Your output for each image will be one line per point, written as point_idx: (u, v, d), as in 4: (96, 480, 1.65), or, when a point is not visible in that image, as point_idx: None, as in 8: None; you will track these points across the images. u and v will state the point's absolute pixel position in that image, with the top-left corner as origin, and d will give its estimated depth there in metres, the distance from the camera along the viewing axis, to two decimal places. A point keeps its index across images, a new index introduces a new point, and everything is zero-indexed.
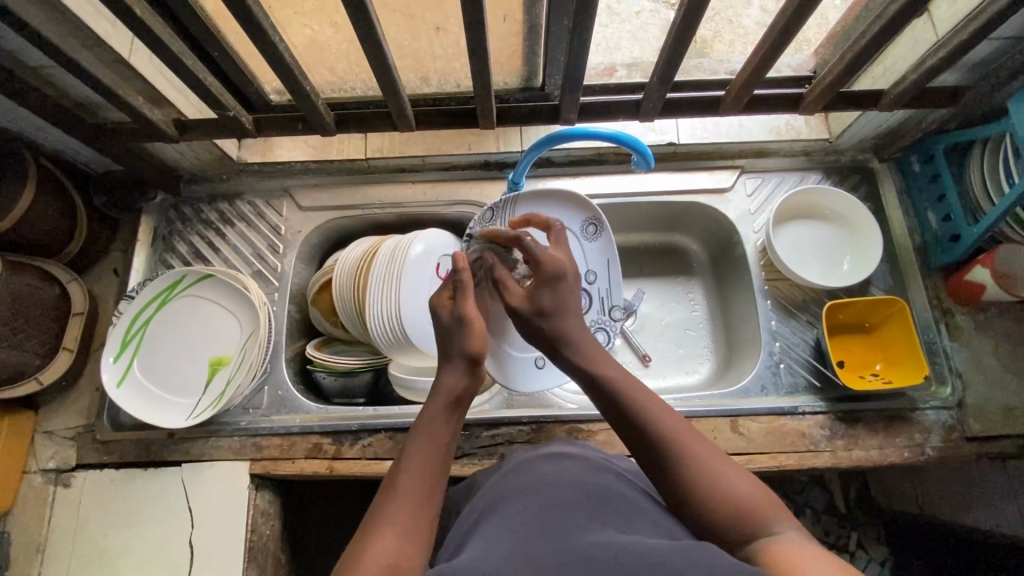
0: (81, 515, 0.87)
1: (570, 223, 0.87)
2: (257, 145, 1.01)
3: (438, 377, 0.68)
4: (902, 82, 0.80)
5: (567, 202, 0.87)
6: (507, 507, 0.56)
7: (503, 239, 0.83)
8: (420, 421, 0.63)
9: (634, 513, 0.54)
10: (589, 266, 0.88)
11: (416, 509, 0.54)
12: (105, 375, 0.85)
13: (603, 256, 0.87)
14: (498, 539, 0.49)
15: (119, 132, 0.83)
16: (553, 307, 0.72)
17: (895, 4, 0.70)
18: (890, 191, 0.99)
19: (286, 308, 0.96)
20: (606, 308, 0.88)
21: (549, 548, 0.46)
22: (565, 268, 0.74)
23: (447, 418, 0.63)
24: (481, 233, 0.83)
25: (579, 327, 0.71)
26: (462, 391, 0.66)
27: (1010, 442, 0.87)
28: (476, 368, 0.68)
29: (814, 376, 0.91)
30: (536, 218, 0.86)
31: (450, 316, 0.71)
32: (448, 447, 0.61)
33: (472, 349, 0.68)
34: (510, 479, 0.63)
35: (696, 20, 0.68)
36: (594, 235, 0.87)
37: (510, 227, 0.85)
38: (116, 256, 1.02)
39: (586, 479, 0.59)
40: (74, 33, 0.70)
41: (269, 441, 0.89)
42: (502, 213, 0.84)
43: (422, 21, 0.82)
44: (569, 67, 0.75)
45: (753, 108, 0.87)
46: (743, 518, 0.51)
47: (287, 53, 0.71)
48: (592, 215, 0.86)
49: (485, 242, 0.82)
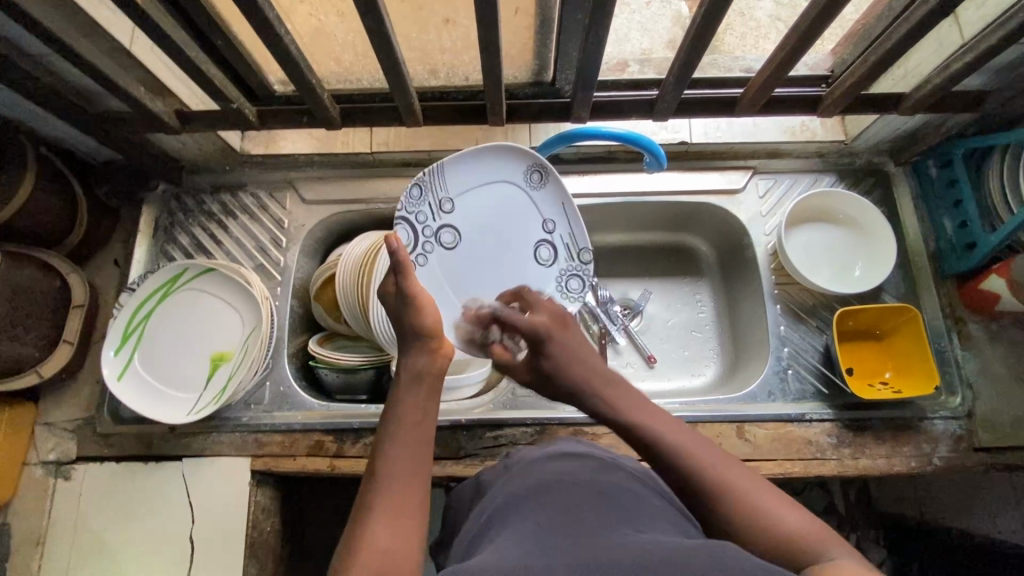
0: (81, 507, 0.87)
1: (514, 175, 0.82)
2: (260, 135, 1.00)
3: (401, 361, 0.65)
4: (925, 87, 0.78)
5: (504, 155, 0.81)
6: (521, 508, 0.55)
7: (439, 216, 0.80)
8: (391, 408, 0.61)
9: (642, 509, 0.53)
10: (546, 214, 0.84)
11: (403, 493, 0.54)
12: (106, 367, 0.85)
13: (557, 201, 0.83)
14: (512, 541, 0.48)
15: (120, 122, 0.81)
16: (558, 367, 0.68)
17: (924, 5, 0.67)
18: (905, 195, 0.97)
19: (288, 303, 0.95)
20: (574, 254, 0.85)
21: (564, 549, 0.45)
22: (546, 327, 0.69)
23: (416, 399, 0.62)
24: (409, 215, 0.78)
25: (584, 371, 0.67)
26: (424, 369, 0.64)
27: (1020, 455, 0.86)
28: (435, 344, 0.65)
29: (822, 383, 0.90)
30: (469, 180, 0.81)
31: (395, 298, 0.66)
32: (421, 426, 0.60)
33: (421, 327, 0.65)
34: (518, 481, 0.61)
35: (715, 19, 0.66)
36: (541, 181, 0.82)
37: (441, 200, 0.80)
38: (117, 246, 1.00)
39: (597, 477, 0.58)
40: (74, 20, 0.68)
41: (270, 437, 0.88)
42: (427, 188, 0.78)
43: (430, 13, 0.79)
44: (584, 64, 0.73)
45: (769, 109, 0.85)
46: (802, 557, 0.48)
47: (292, 45, 0.69)
48: (535, 161, 0.81)
49: (420, 227, 0.79)
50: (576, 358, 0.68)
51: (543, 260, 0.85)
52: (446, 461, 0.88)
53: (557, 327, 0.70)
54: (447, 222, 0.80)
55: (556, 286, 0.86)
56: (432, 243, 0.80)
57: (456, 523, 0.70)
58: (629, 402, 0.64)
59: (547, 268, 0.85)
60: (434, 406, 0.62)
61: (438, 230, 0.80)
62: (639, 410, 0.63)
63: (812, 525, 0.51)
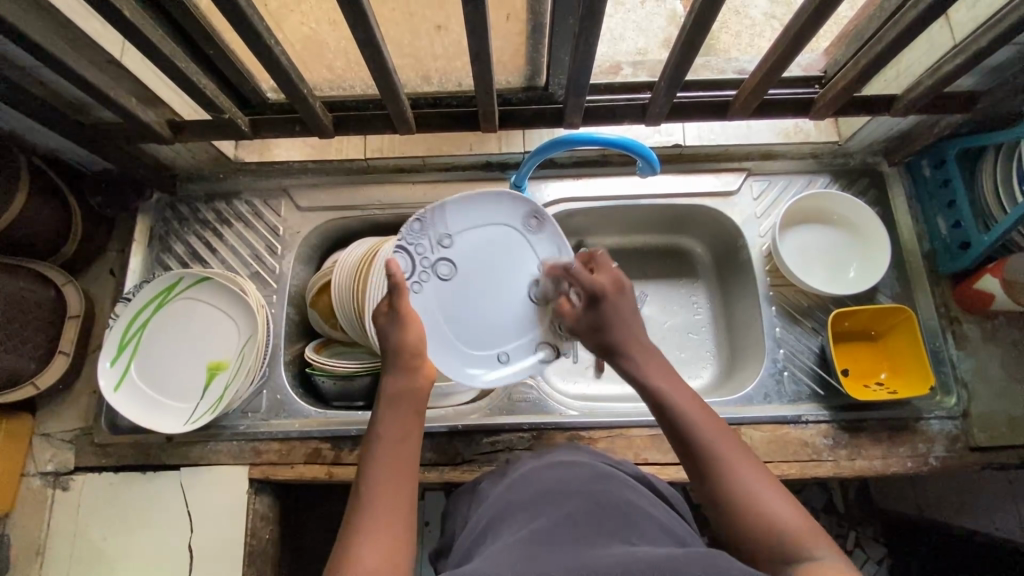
0: (80, 518, 0.87)
1: (511, 219, 0.80)
2: (253, 143, 1.00)
3: (382, 384, 0.66)
4: (917, 88, 0.78)
5: (506, 198, 0.79)
6: (514, 519, 0.55)
7: (436, 250, 0.77)
8: (373, 428, 0.63)
9: (632, 517, 0.54)
10: (543, 257, 0.82)
11: (388, 512, 0.55)
12: (102, 379, 0.85)
13: (555, 245, 0.81)
14: (503, 550, 0.49)
15: (113, 133, 0.81)
16: (605, 325, 0.72)
17: (914, 7, 0.67)
18: (899, 196, 0.97)
19: (284, 311, 0.95)
20: None
21: (555, 555, 0.46)
22: (603, 287, 0.73)
23: (398, 418, 0.63)
24: (408, 245, 0.75)
25: (629, 334, 0.71)
26: (404, 387, 0.65)
27: (1015, 453, 0.86)
28: (415, 362, 0.66)
29: (818, 385, 0.90)
30: (470, 219, 0.78)
31: (387, 317, 0.67)
32: (404, 445, 0.61)
33: (406, 343, 0.66)
34: (510, 491, 0.62)
35: (706, 24, 0.66)
36: (538, 226, 0.81)
37: (441, 235, 0.77)
38: (112, 256, 1.00)
39: (589, 486, 0.59)
40: (62, 33, 0.67)
41: (268, 445, 0.89)
42: (427, 224, 0.76)
43: (422, 19, 0.78)
44: (575, 70, 0.73)
45: (763, 112, 0.85)
46: (784, 553, 0.51)
47: (283, 55, 0.69)
48: (534, 207, 0.80)
49: (418, 258, 0.76)
50: (622, 321, 0.72)
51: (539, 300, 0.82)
52: (443, 466, 0.88)
53: (617, 290, 0.74)
54: (445, 256, 0.77)
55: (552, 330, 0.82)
56: (428, 274, 0.76)
57: (454, 530, 0.70)
58: (655, 367, 0.69)
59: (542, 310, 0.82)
60: (417, 427, 0.63)
61: (435, 262, 0.77)
62: (666, 377, 0.67)
63: (802, 520, 0.53)
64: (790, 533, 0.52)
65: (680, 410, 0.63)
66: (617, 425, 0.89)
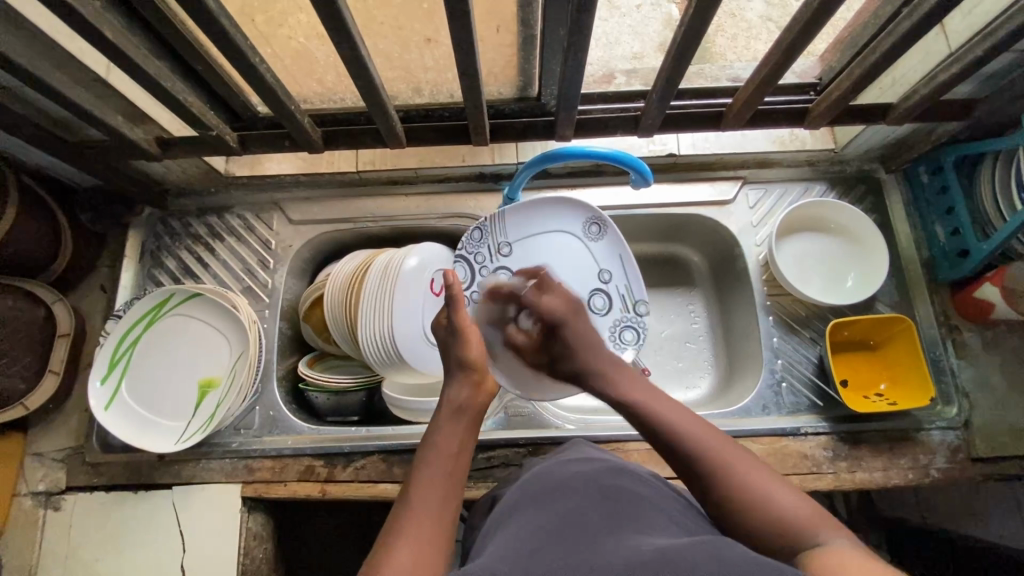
0: (72, 539, 0.86)
1: (571, 226, 0.87)
2: (244, 158, 0.99)
3: (445, 391, 0.66)
4: (913, 96, 0.77)
5: (565, 207, 0.86)
6: (534, 510, 0.55)
7: (496, 258, 0.86)
8: (429, 436, 0.62)
9: (655, 515, 0.52)
10: (602, 264, 0.86)
11: (430, 519, 0.54)
12: (92, 399, 0.83)
13: (616, 253, 0.86)
14: (517, 543, 0.48)
15: (99, 150, 0.81)
16: (565, 354, 0.72)
17: (908, 17, 0.66)
18: (897, 204, 0.96)
19: (277, 325, 0.94)
20: (629, 304, 0.87)
21: (574, 549, 0.46)
22: (561, 311, 0.74)
23: (456, 429, 0.62)
24: (469, 254, 0.85)
25: (594, 356, 0.71)
26: (464, 402, 0.64)
27: (1017, 464, 0.85)
28: (477, 377, 0.66)
29: (817, 396, 0.89)
30: (529, 229, 0.86)
31: (445, 330, 0.70)
32: (456, 457, 0.60)
33: (467, 359, 0.67)
34: (530, 486, 0.61)
35: (697, 37, 0.65)
36: (598, 233, 0.86)
37: (500, 243, 0.85)
38: (103, 271, 1.00)
39: (614, 482, 0.58)
40: (44, 53, 0.66)
41: (261, 463, 0.88)
42: (488, 233, 0.85)
43: (410, 33, 0.77)
44: (565, 83, 0.73)
45: (757, 122, 0.84)
46: (793, 538, 0.50)
47: (267, 73, 0.68)
48: (594, 214, 0.86)
49: (477, 266, 0.85)
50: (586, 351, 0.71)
51: (598, 308, 0.86)
52: None
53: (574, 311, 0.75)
54: (503, 263, 0.86)
55: (610, 336, 0.86)
56: (489, 282, 0.85)
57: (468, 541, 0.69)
58: (630, 382, 0.67)
59: (602, 316, 0.87)
60: (471, 441, 0.63)
61: (496, 269, 0.85)
62: (644, 390, 0.66)
63: (808, 507, 0.52)
64: (796, 520, 0.51)
65: (664, 420, 0.61)
66: (613, 439, 0.88)
